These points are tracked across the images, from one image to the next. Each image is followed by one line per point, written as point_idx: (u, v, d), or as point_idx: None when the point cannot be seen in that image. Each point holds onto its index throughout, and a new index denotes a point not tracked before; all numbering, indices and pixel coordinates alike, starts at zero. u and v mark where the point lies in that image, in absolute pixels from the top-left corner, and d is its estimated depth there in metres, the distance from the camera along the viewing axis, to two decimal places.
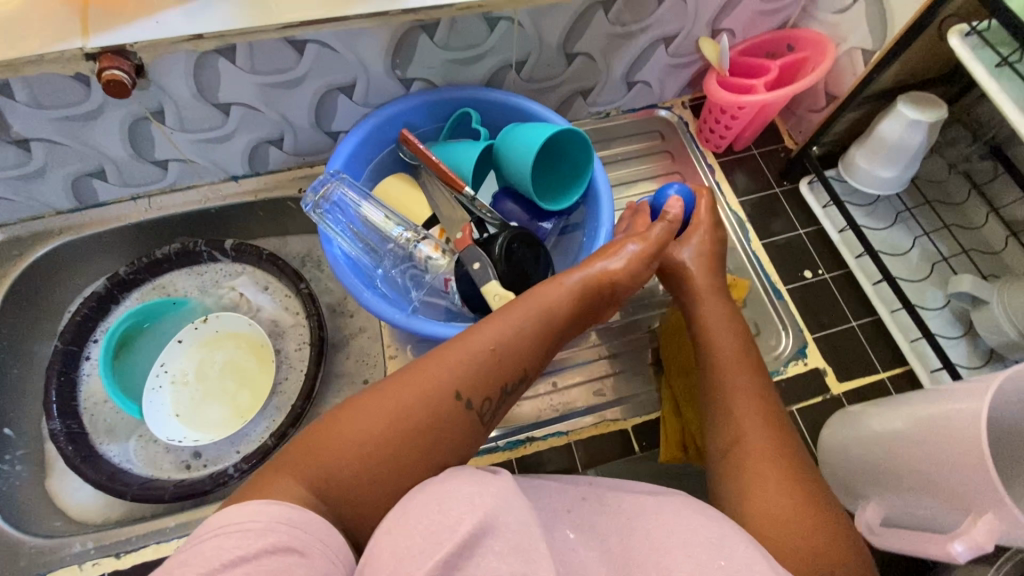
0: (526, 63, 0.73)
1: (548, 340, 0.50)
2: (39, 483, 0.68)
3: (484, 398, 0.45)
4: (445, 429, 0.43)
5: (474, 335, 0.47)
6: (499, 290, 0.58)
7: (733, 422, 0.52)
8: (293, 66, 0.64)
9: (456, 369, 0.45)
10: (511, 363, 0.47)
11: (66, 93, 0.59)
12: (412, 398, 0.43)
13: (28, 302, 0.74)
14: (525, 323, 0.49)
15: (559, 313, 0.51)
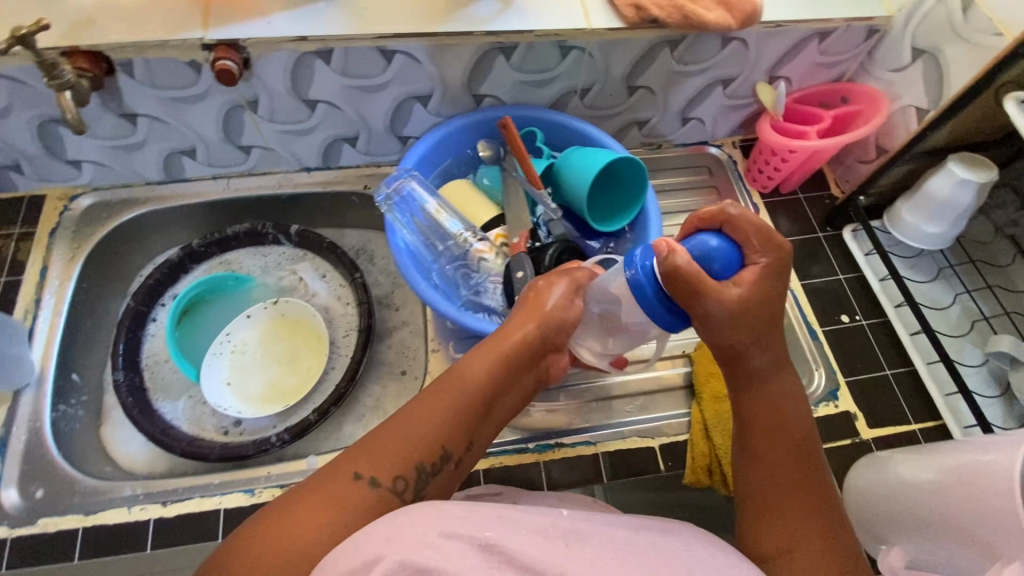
0: (590, 90, 0.77)
1: (477, 409, 0.48)
2: (95, 430, 0.73)
3: (394, 476, 0.44)
4: (353, 512, 0.41)
5: (395, 417, 0.47)
6: None
7: (782, 519, 0.47)
8: (379, 72, 0.69)
9: (362, 453, 0.44)
10: (426, 436, 0.46)
11: (180, 76, 0.65)
12: (318, 491, 0.42)
13: (109, 261, 0.80)
14: (438, 391, 0.48)
15: (479, 379, 0.49)
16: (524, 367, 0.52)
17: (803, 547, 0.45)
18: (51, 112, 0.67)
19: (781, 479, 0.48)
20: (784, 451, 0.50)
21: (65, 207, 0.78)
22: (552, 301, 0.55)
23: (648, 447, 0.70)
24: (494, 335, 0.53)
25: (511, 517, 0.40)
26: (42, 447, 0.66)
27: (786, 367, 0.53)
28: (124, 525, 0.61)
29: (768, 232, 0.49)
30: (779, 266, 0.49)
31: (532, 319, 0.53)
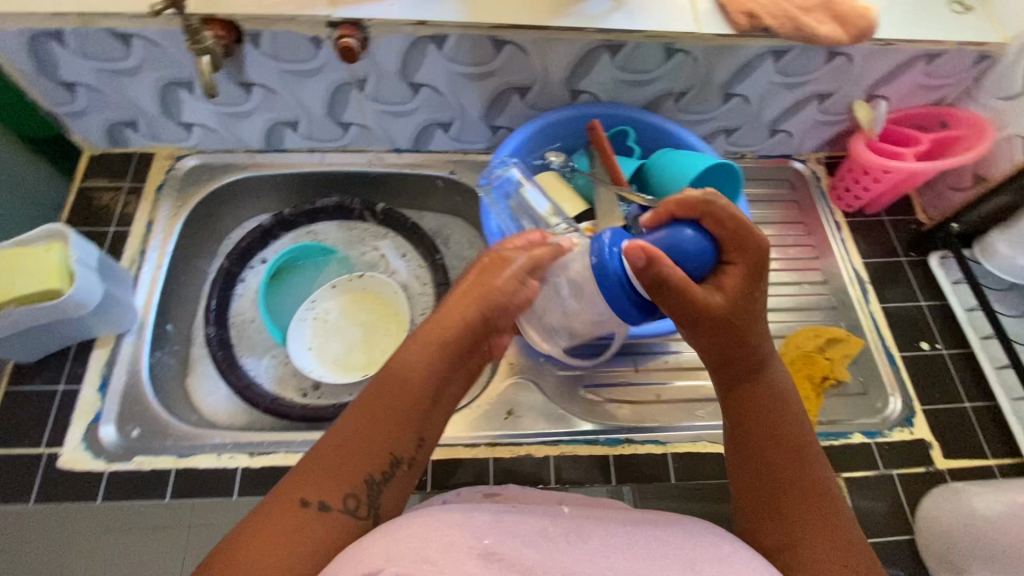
0: (687, 94, 0.77)
1: (425, 405, 0.49)
2: (183, 379, 0.76)
3: (346, 494, 0.44)
4: (313, 535, 0.42)
5: (336, 433, 0.47)
6: None
7: (783, 516, 0.47)
8: (487, 61, 0.71)
9: (307, 479, 0.44)
10: (373, 446, 0.46)
11: (300, 50, 0.68)
12: (268, 525, 0.41)
13: (205, 222, 0.84)
14: (380, 399, 0.48)
15: (424, 379, 0.49)
16: (464, 360, 0.53)
17: (804, 540, 0.46)
18: (176, 75, 0.71)
19: (767, 470, 0.49)
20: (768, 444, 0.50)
21: (171, 167, 0.82)
22: (503, 278, 0.54)
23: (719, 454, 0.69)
24: (414, 337, 0.52)
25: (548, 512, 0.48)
26: (140, 390, 0.69)
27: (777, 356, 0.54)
28: (214, 470, 0.64)
29: (736, 215, 0.50)
30: (763, 253, 0.51)
31: (473, 301, 0.53)
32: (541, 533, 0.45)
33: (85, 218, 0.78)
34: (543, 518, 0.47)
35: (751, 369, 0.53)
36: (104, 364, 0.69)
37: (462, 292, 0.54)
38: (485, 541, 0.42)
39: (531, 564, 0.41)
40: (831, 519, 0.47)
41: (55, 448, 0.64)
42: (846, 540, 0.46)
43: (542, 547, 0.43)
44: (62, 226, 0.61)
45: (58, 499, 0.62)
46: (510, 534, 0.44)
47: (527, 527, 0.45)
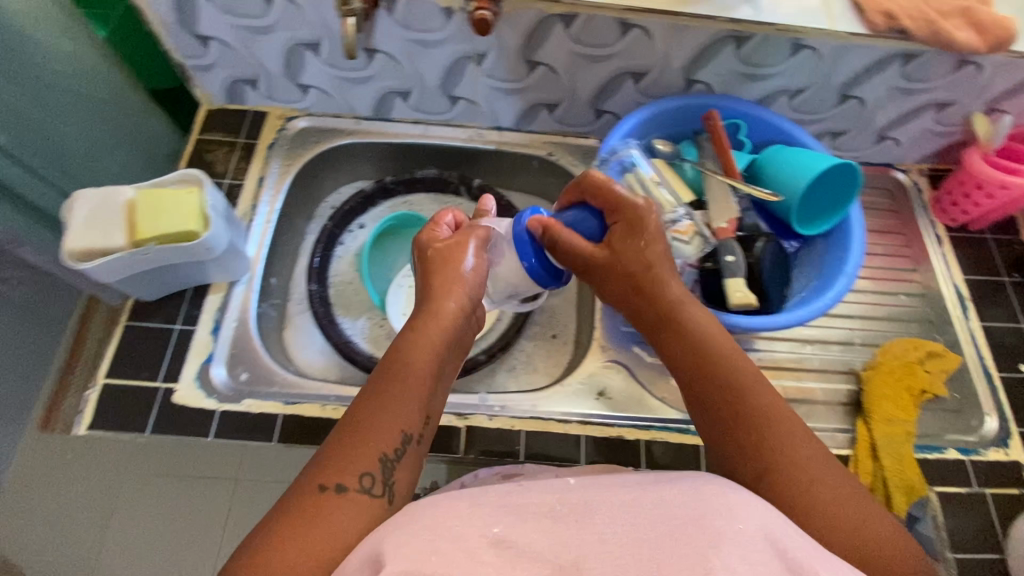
0: (803, 92, 0.77)
1: (426, 382, 0.54)
2: (281, 332, 0.79)
3: (361, 474, 0.48)
4: (338, 515, 0.45)
5: (344, 422, 0.51)
6: (742, 289, 0.61)
7: (761, 449, 0.50)
8: (611, 43, 0.71)
9: (320, 470, 0.47)
10: (385, 427, 0.50)
11: (431, 20, 0.69)
12: (290, 519, 0.44)
13: (308, 182, 0.86)
14: (383, 386, 0.52)
15: (420, 364, 0.55)
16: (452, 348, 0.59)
17: (783, 476, 0.48)
18: (306, 36, 0.72)
19: (727, 424, 0.52)
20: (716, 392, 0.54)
21: (282, 126, 0.84)
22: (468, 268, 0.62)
23: None
24: (404, 334, 0.57)
25: (559, 485, 0.46)
26: (248, 337, 0.72)
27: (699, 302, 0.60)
28: (319, 419, 0.67)
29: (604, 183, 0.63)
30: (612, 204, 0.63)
31: (455, 296, 0.60)
32: (548, 513, 0.43)
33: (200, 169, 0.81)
34: (552, 492, 0.45)
35: (671, 321, 0.60)
36: (217, 309, 0.72)
37: (441, 280, 0.60)
38: (494, 530, 0.42)
39: (540, 550, 0.41)
40: (805, 447, 0.49)
41: (170, 384, 0.67)
42: (829, 472, 0.48)
43: (550, 532, 0.42)
44: (200, 174, 0.63)
45: (173, 432, 0.65)
46: (521, 516, 0.43)
47: (534, 507, 0.44)
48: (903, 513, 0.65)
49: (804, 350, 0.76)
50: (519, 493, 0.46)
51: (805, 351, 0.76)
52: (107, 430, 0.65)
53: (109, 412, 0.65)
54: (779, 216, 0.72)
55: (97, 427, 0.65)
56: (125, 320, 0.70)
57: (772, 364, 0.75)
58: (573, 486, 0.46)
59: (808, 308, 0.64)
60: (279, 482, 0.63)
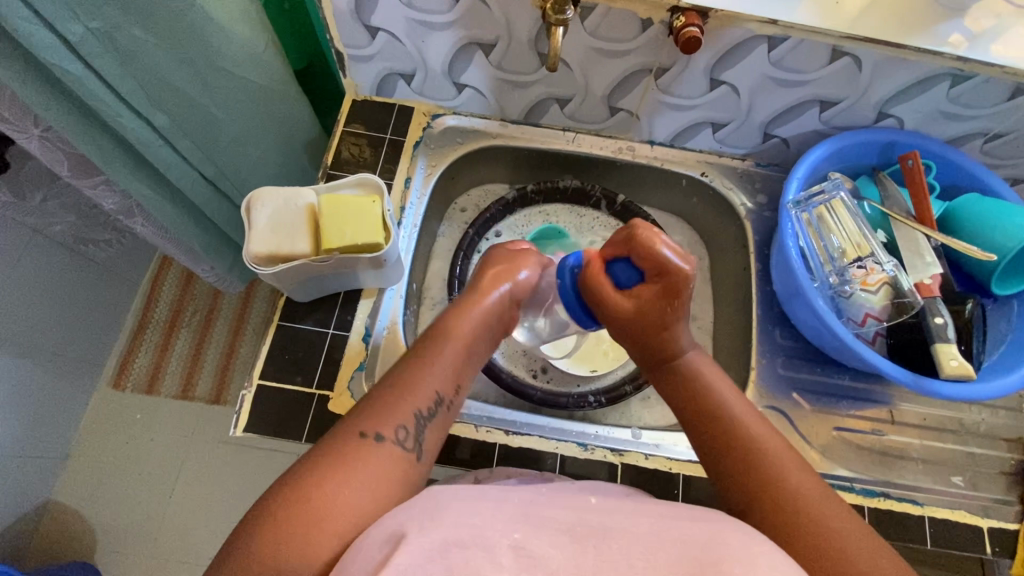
0: (1003, 137, 0.70)
1: (463, 357, 0.56)
2: (416, 338, 0.78)
3: (397, 427, 0.49)
4: (373, 463, 0.46)
5: (385, 378, 0.53)
6: (954, 354, 0.59)
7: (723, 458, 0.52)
8: (813, 69, 0.66)
9: (361, 416, 0.49)
10: (424, 387, 0.53)
11: (623, 30, 0.64)
12: (331, 457, 0.46)
13: (446, 183, 0.83)
14: (420, 347, 0.55)
15: (459, 332, 0.56)
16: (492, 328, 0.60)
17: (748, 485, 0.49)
18: (480, 35, 0.68)
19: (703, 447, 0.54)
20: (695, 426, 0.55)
21: (428, 124, 0.81)
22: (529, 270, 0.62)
23: (977, 526, 0.66)
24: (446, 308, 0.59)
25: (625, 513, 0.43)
26: (398, 347, 0.70)
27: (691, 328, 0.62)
28: (472, 441, 0.65)
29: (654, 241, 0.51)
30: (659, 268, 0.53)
31: (508, 279, 0.60)
32: (568, 532, 0.40)
33: (344, 162, 0.78)
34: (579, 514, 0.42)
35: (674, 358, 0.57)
36: (368, 315, 0.69)
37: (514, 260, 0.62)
38: (514, 535, 0.39)
39: (556, 566, 0.37)
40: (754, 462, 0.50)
41: (325, 391, 0.65)
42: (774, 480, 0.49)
43: (570, 553, 0.38)
44: (381, 183, 0.61)
45: None
46: (559, 532, 0.40)
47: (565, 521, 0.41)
48: None
49: (970, 412, 0.72)
50: (545, 506, 0.43)
51: (970, 413, 0.71)
52: (263, 434, 0.63)
53: (263, 415, 0.64)
54: (975, 276, 0.67)
55: (252, 429, 0.63)
56: (277, 319, 0.68)
57: (935, 424, 0.71)
58: (596, 508, 0.44)
59: (1017, 377, 0.59)
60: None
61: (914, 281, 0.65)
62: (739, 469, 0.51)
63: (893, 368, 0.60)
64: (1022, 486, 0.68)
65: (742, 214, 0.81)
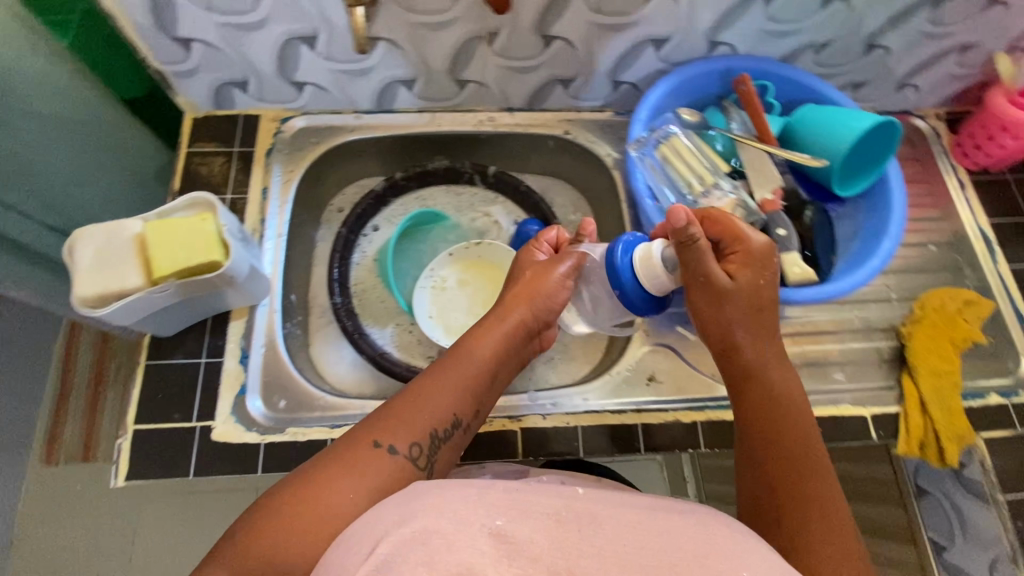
0: (828, 46, 0.73)
1: (478, 380, 0.57)
2: (307, 350, 0.76)
3: (408, 444, 0.49)
4: (384, 479, 0.46)
5: (418, 392, 0.53)
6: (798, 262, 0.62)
7: (791, 491, 0.48)
8: (635, 10, 0.66)
9: (377, 427, 0.50)
10: (439, 404, 0.53)
11: (437, 0, 0.63)
12: (342, 460, 0.47)
13: (311, 187, 0.81)
14: (441, 377, 0.55)
15: (473, 360, 0.57)
16: (515, 349, 0.62)
17: (801, 524, 0.46)
18: (299, 29, 0.66)
19: (764, 480, 0.50)
20: (754, 443, 0.53)
21: (277, 129, 0.78)
22: (547, 285, 0.66)
23: (860, 416, 0.69)
24: (470, 328, 0.62)
25: (563, 494, 0.40)
26: (280, 362, 0.68)
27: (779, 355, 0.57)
28: None
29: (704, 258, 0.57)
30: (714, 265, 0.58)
31: (523, 308, 0.64)
32: (553, 516, 0.38)
33: (196, 185, 0.75)
34: (557, 496, 0.40)
35: (755, 394, 0.55)
36: (242, 335, 0.67)
37: (522, 288, 0.65)
38: (497, 521, 0.37)
39: None
40: (819, 509, 0.47)
41: (207, 422, 0.63)
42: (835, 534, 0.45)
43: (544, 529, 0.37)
44: (212, 198, 0.59)
45: (219, 473, 0.61)
46: (514, 508, 0.38)
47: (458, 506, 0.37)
48: (953, 465, 0.67)
49: (845, 310, 0.75)
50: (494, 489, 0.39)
51: (844, 312, 0.75)
52: (147, 479, 0.61)
53: (147, 459, 0.61)
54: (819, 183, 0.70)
55: (138, 476, 0.61)
56: (145, 359, 0.65)
57: (815, 329, 0.74)
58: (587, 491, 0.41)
59: (862, 273, 0.62)
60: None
61: (759, 199, 0.67)
62: (791, 504, 0.48)
63: None
64: (900, 369, 0.72)
65: (610, 163, 0.81)
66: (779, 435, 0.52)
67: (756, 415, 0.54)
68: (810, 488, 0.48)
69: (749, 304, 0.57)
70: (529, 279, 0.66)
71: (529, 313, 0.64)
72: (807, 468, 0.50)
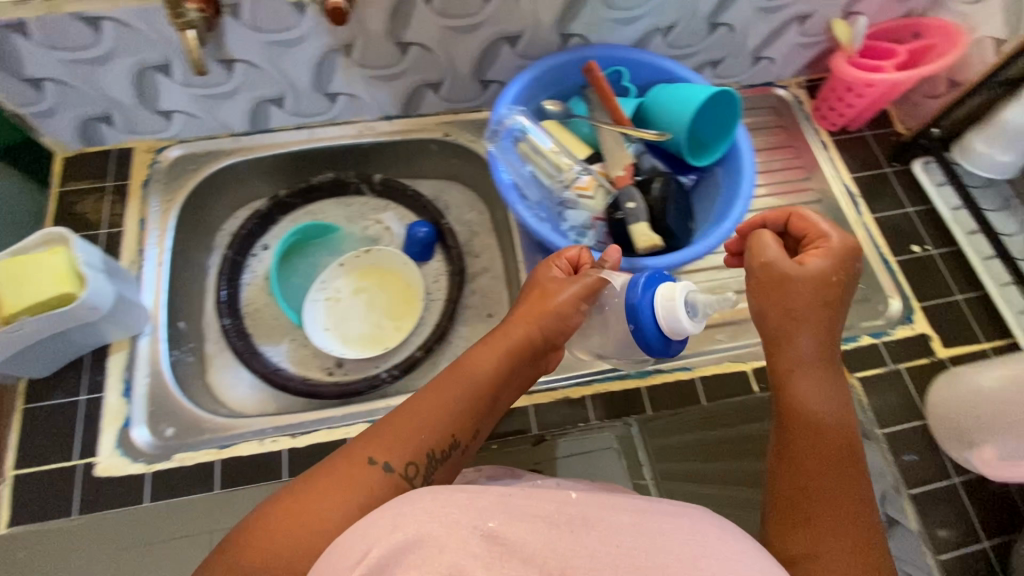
0: (674, 28, 0.78)
1: (474, 401, 0.52)
2: (202, 376, 0.75)
3: (403, 462, 0.46)
4: (367, 496, 0.44)
5: (413, 404, 0.51)
6: (646, 232, 0.65)
7: (812, 507, 0.46)
8: (479, 10, 0.69)
9: (374, 441, 0.47)
10: (439, 422, 0.50)
11: (282, 19, 0.65)
12: (333, 474, 0.45)
13: (196, 214, 0.81)
14: (454, 395, 0.52)
15: (477, 375, 0.54)
16: (528, 361, 0.58)
17: (822, 539, 0.44)
18: (151, 59, 0.67)
19: (791, 491, 0.47)
20: (785, 451, 0.49)
21: (153, 160, 0.78)
22: (560, 297, 0.58)
23: (740, 370, 0.73)
24: (486, 336, 0.58)
25: (558, 496, 0.38)
26: (166, 390, 0.68)
27: (830, 367, 0.52)
28: (259, 456, 0.64)
29: (812, 254, 0.52)
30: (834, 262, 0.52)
31: (529, 320, 0.58)
32: (546, 518, 0.36)
33: (71, 225, 0.74)
34: (551, 498, 0.38)
35: (797, 410, 0.50)
36: (123, 369, 0.67)
37: (532, 300, 0.59)
38: (489, 523, 0.35)
39: None
40: (847, 533, 0.44)
41: (91, 458, 0.63)
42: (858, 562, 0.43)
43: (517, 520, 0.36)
44: (64, 231, 0.60)
45: (105, 509, 0.61)
46: (502, 506, 0.36)
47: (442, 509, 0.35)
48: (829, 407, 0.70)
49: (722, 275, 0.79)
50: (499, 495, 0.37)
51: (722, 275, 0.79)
52: (28, 525, 0.60)
53: (29, 504, 0.60)
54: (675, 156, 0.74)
55: (18, 523, 0.60)
56: (23, 403, 0.65)
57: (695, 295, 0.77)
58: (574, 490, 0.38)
59: (718, 234, 0.66)
60: (215, 531, 0.59)
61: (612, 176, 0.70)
62: (814, 516, 0.45)
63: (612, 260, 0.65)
64: None
65: None
66: (824, 450, 0.48)
67: (794, 425, 0.50)
68: (840, 506, 0.46)
69: (818, 302, 0.51)
70: (547, 279, 0.60)
71: (532, 312, 0.58)
72: (845, 490, 0.46)
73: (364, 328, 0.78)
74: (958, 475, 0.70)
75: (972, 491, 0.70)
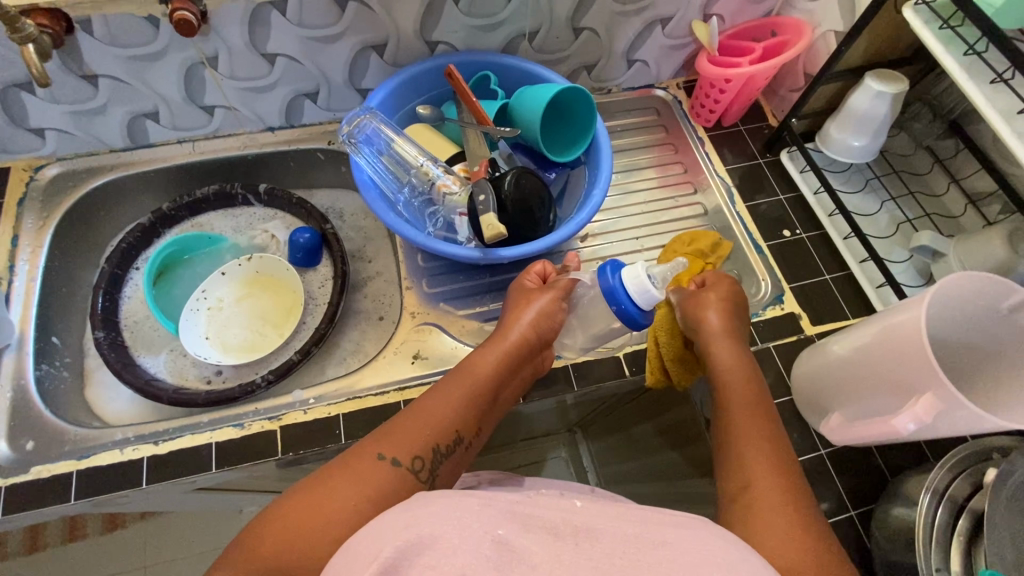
0: (538, 33, 0.81)
1: (483, 399, 0.55)
2: (79, 391, 0.74)
3: (411, 457, 0.48)
4: (380, 491, 0.45)
5: (424, 405, 0.53)
6: (494, 220, 0.65)
7: (754, 465, 0.50)
8: (337, 21, 0.72)
9: (384, 439, 0.49)
10: (443, 423, 0.52)
11: (139, 32, 0.67)
12: (347, 465, 0.47)
13: (79, 231, 0.81)
14: (455, 394, 0.54)
15: (480, 374, 0.56)
16: (523, 361, 0.61)
17: (755, 488, 0.48)
18: (13, 78, 0.68)
19: (725, 451, 0.53)
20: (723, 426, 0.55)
21: (31, 178, 0.79)
22: (540, 305, 0.62)
23: (612, 356, 0.73)
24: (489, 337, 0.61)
25: (563, 505, 0.37)
26: (31, 404, 0.67)
27: (750, 357, 0.60)
28: (118, 465, 0.63)
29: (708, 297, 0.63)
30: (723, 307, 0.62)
31: (523, 323, 0.61)
32: (551, 528, 0.35)
33: None
34: (558, 508, 0.37)
35: (725, 390, 0.57)
36: None
37: (519, 305, 0.63)
38: (498, 531, 0.34)
39: None
40: (783, 487, 0.48)
41: None
42: (793, 514, 0.46)
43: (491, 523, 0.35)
44: None
45: None
46: (499, 511, 0.35)
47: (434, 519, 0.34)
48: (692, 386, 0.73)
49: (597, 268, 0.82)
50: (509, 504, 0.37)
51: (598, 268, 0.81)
52: None
53: None
54: (539, 153, 0.76)
55: None
56: None
57: None
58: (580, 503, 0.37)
59: (572, 224, 0.68)
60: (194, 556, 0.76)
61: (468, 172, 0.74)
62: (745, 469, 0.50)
63: (470, 251, 0.67)
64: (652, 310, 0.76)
65: None
66: (753, 421, 0.54)
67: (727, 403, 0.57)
68: (768, 463, 0.50)
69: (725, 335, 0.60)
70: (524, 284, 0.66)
71: (533, 321, 0.61)
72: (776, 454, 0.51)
73: (245, 335, 0.79)
74: (826, 447, 0.71)
75: (839, 466, 0.70)
